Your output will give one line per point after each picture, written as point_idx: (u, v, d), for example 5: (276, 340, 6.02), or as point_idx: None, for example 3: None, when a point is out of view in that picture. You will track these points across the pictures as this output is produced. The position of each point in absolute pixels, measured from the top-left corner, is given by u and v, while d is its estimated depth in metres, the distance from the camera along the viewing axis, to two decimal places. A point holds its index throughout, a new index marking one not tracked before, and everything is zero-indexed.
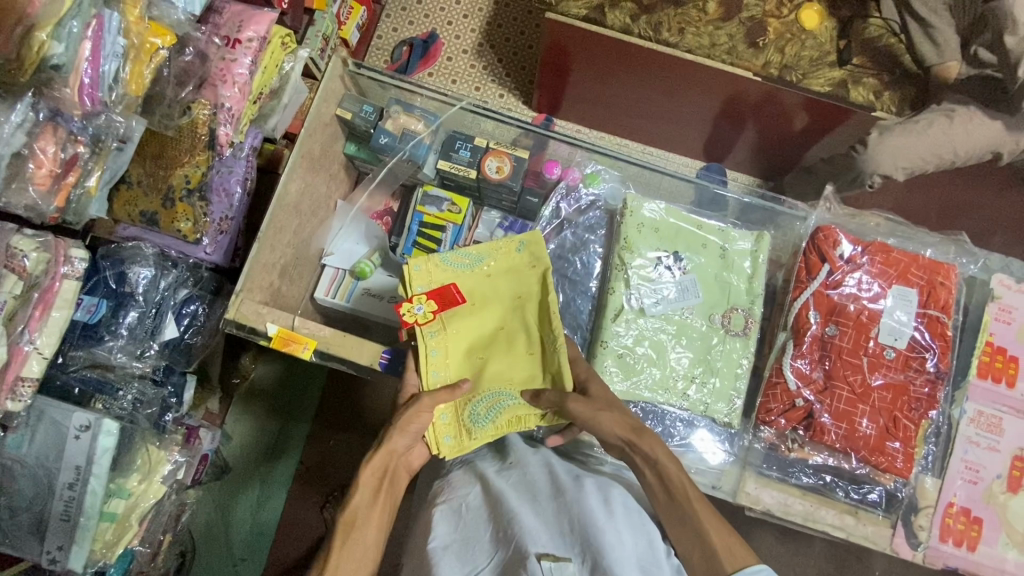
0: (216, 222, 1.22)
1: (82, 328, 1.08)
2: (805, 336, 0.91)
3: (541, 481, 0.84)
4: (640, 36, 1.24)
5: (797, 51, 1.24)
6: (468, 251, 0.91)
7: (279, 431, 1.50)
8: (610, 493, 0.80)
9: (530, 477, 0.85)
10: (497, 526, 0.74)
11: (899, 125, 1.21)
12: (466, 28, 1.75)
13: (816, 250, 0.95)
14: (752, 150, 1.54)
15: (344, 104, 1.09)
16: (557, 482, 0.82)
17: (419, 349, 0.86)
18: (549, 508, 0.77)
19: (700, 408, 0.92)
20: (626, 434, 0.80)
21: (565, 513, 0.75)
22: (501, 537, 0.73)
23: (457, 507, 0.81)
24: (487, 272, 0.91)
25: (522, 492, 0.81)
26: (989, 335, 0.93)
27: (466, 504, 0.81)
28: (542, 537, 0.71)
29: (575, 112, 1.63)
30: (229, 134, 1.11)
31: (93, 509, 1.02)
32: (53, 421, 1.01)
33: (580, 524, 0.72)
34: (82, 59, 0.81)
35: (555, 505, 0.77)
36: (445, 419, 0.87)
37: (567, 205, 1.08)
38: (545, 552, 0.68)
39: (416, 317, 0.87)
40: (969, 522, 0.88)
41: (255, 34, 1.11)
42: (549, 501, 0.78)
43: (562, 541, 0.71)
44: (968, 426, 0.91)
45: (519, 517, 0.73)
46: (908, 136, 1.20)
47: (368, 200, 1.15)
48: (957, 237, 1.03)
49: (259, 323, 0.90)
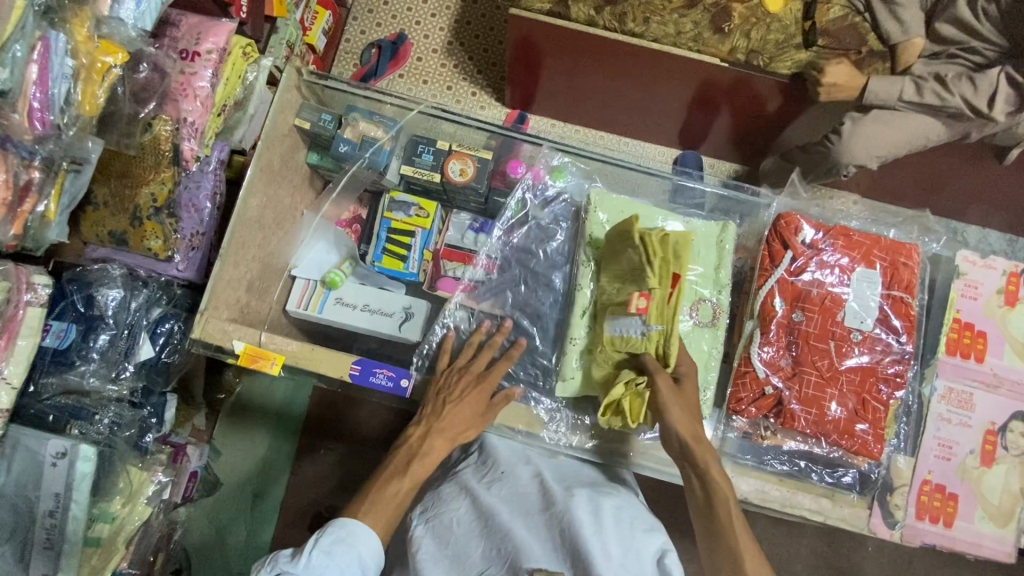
0: (187, 239, 1.18)
1: (52, 355, 1.07)
2: (771, 323, 0.91)
3: (532, 492, 0.85)
4: (605, 27, 1.24)
5: (764, 34, 1.21)
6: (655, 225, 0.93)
7: (266, 447, 1.49)
8: (600, 503, 0.82)
9: (521, 487, 0.86)
10: (489, 542, 0.80)
11: (875, 113, 1.24)
12: (435, 27, 1.73)
13: (778, 237, 0.95)
14: (728, 136, 1.53)
15: (302, 113, 1.08)
16: (548, 493, 0.84)
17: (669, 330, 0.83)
18: (541, 522, 0.81)
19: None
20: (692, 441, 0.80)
21: (557, 527, 0.79)
22: (494, 554, 0.78)
23: (443, 521, 0.84)
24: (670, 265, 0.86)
25: (515, 503, 0.84)
26: (957, 312, 0.94)
27: (455, 518, 0.84)
28: (535, 552, 0.77)
29: (548, 106, 1.62)
30: (193, 149, 1.10)
31: (76, 536, 1.02)
32: (29, 450, 1.00)
33: (573, 541, 0.76)
34: (30, 83, 0.80)
35: (547, 520, 0.80)
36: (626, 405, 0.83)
37: (534, 196, 1.08)
38: (540, 569, 0.75)
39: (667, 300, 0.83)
40: (944, 498, 0.89)
41: (214, 46, 1.09)
42: (538, 515, 0.82)
43: (553, 560, 0.77)
44: (939, 403, 0.92)
45: (512, 534, 0.79)
46: (882, 124, 1.23)
47: (334, 207, 1.14)
48: (921, 216, 1.04)
49: (225, 341, 0.90)
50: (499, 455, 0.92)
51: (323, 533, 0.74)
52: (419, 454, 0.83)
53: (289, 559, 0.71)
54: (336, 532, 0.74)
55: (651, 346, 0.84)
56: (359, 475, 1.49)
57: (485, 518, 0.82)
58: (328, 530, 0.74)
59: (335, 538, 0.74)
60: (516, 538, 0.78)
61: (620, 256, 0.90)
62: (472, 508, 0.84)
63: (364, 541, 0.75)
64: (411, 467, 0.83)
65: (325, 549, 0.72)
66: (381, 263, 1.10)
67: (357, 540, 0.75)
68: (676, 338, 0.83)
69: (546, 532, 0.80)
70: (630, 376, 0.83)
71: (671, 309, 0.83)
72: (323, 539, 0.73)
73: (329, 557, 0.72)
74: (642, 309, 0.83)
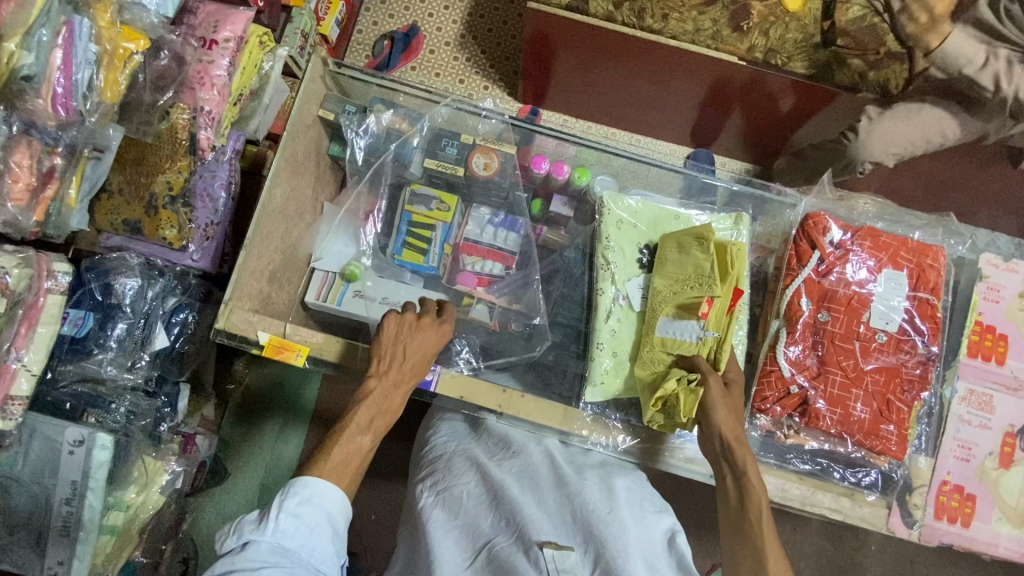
0: (202, 228, 1.19)
1: (70, 342, 1.06)
2: (798, 323, 0.92)
3: (543, 470, 0.86)
4: (624, 23, 1.22)
5: (782, 33, 1.18)
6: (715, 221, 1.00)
7: (274, 439, 1.47)
8: (611, 483, 0.84)
9: (532, 465, 0.87)
10: (497, 513, 0.80)
11: (902, 105, 1.22)
12: (448, 19, 1.72)
13: (806, 237, 0.95)
14: (740, 135, 1.53)
15: (326, 104, 1.11)
16: (559, 472, 0.85)
17: (725, 337, 0.87)
18: (551, 498, 0.82)
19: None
20: (730, 439, 0.78)
21: (567, 505, 0.80)
22: (501, 523, 0.79)
23: (453, 494, 0.85)
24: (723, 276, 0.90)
25: (524, 480, 0.85)
26: (979, 314, 0.95)
27: (465, 492, 0.85)
28: (544, 526, 0.77)
29: (561, 101, 1.61)
30: (210, 138, 1.08)
31: (92, 523, 1.02)
32: (47, 438, 1.00)
33: (584, 518, 0.77)
34: (54, 68, 0.78)
35: (559, 496, 0.82)
36: (669, 402, 0.84)
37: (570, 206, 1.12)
38: (548, 542, 0.74)
39: (720, 307, 0.88)
40: (963, 499, 0.90)
41: (232, 34, 1.07)
42: (550, 491, 0.83)
43: (565, 533, 0.77)
44: (960, 405, 0.93)
45: (523, 509, 0.79)
46: (900, 121, 1.23)
47: (356, 201, 1.12)
48: (944, 219, 1.04)
49: (250, 332, 0.90)
50: (513, 436, 0.92)
51: (287, 496, 0.69)
52: (384, 407, 0.80)
53: (256, 525, 0.67)
54: (301, 494, 0.69)
55: (704, 350, 0.87)
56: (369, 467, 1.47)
57: (498, 494, 0.82)
58: (292, 492, 0.69)
59: (301, 499, 0.69)
60: (527, 513, 0.78)
61: (677, 261, 0.93)
62: (482, 484, 0.85)
63: (330, 497, 0.71)
64: (377, 421, 0.79)
65: (292, 511, 0.68)
66: (401, 256, 1.07)
67: (325, 499, 0.71)
68: (728, 346, 0.87)
69: (557, 507, 0.81)
70: (683, 372, 0.84)
71: (728, 321, 0.88)
72: (288, 501, 0.69)
73: (298, 520, 0.68)
74: (704, 316, 0.87)
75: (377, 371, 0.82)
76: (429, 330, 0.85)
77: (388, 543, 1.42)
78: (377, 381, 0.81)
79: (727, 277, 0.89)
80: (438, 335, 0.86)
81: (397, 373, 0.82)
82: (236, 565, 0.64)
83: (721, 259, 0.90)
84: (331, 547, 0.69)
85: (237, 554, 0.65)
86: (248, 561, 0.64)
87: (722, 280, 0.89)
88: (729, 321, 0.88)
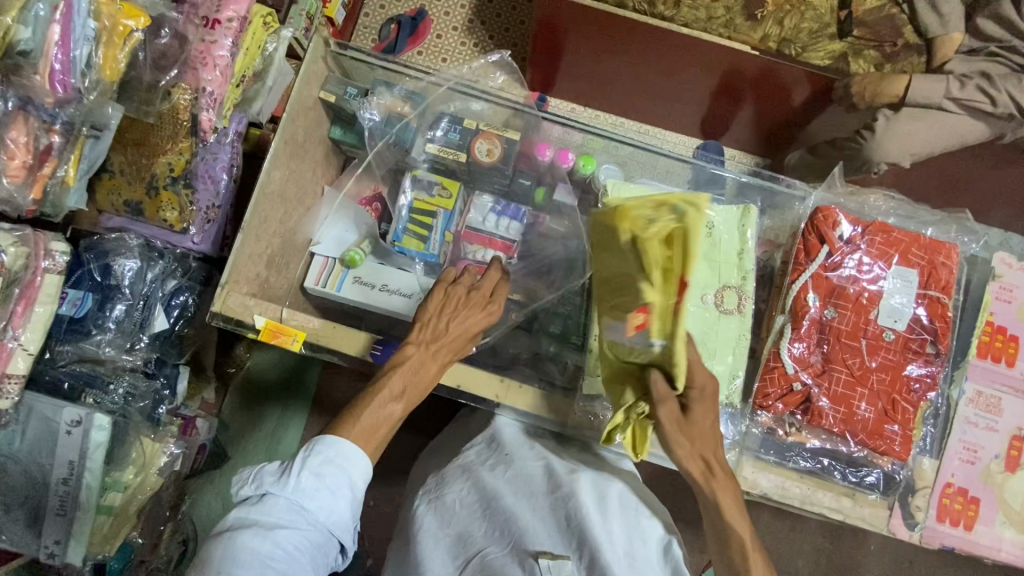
0: (203, 211, 1.17)
1: (69, 323, 1.06)
2: (804, 319, 0.90)
3: (537, 474, 0.84)
4: (635, 10, 1.20)
5: (797, 22, 1.19)
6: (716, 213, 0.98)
7: (275, 424, 1.46)
8: (607, 489, 0.82)
9: (526, 469, 0.85)
10: (491, 523, 0.80)
11: (908, 109, 1.19)
12: (456, 4, 1.69)
13: (814, 231, 0.94)
14: (751, 127, 1.49)
15: (328, 85, 1.09)
16: (554, 474, 0.83)
17: (676, 350, 0.65)
18: (546, 504, 0.80)
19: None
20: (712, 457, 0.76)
21: (562, 510, 0.78)
22: (496, 534, 0.79)
23: (446, 502, 0.84)
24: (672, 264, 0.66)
25: (518, 486, 0.83)
26: (990, 315, 0.93)
27: (458, 500, 0.83)
28: (539, 535, 0.76)
29: (569, 89, 1.59)
30: (212, 120, 1.05)
31: (88, 503, 1.02)
32: (44, 417, 1.00)
33: (580, 526, 0.75)
34: (51, 44, 0.77)
35: (552, 501, 0.80)
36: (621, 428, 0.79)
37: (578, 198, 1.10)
38: (543, 553, 0.74)
39: (639, 313, 0.68)
40: (966, 502, 0.89)
41: (235, 14, 1.02)
42: (543, 496, 0.81)
43: (558, 541, 0.76)
44: (967, 406, 0.91)
45: (517, 518, 0.78)
46: (916, 120, 1.19)
47: (356, 184, 1.10)
48: (959, 216, 1.02)
49: (246, 316, 0.89)
50: (504, 439, 0.91)
51: (311, 454, 0.68)
52: (417, 377, 0.79)
53: (277, 479, 0.66)
54: (325, 453, 0.68)
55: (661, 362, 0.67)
56: None
57: (490, 499, 0.81)
58: (316, 450, 0.68)
59: (324, 459, 0.68)
60: (521, 523, 0.77)
61: (623, 253, 0.76)
62: (475, 489, 0.84)
63: (353, 459, 0.69)
64: (409, 391, 0.78)
65: (314, 472, 0.66)
66: (402, 242, 1.05)
67: (349, 464, 0.69)
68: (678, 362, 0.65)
69: (550, 513, 0.79)
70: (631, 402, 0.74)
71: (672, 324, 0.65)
72: (311, 460, 0.67)
73: (318, 479, 0.66)
74: (642, 328, 0.68)
75: (418, 339, 0.81)
76: (477, 306, 0.86)
77: (385, 530, 1.42)
78: (416, 350, 0.80)
79: (674, 267, 0.65)
80: (485, 314, 0.86)
81: (437, 345, 0.82)
82: (251, 519, 0.64)
83: (674, 241, 0.66)
84: (348, 511, 0.68)
85: (256, 505, 0.65)
86: (265, 517, 0.64)
87: (665, 273, 0.66)
88: (672, 329, 0.64)
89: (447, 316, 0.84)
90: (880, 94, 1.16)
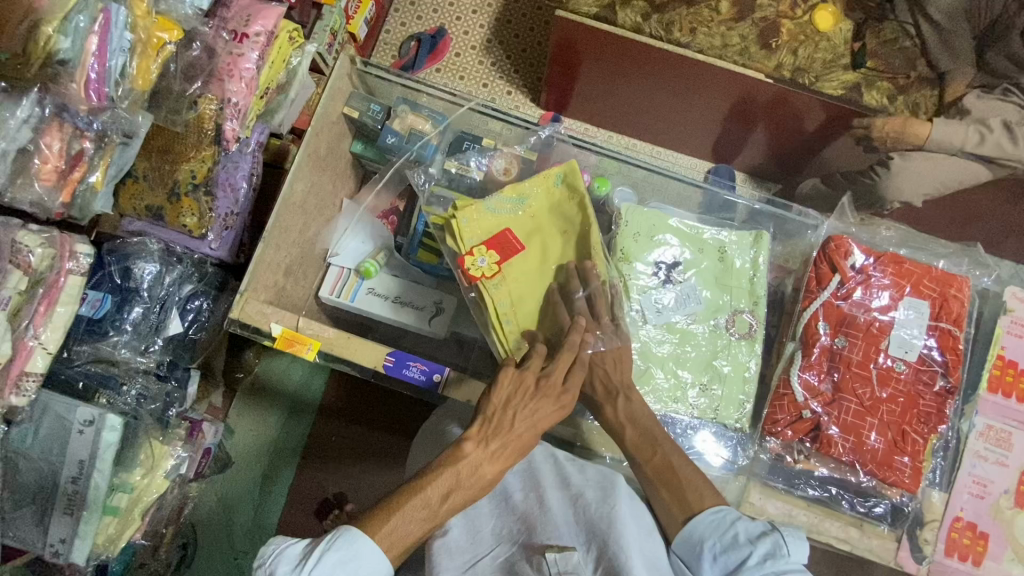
0: (221, 218, 1.19)
1: (87, 323, 1.08)
2: (814, 346, 0.90)
3: (546, 469, 0.84)
4: (651, 36, 1.22)
5: (811, 52, 1.21)
6: (728, 236, 0.99)
7: (278, 430, 1.47)
8: (613, 481, 0.81)
9: (535, 464, 0.85)
10: (501, 520, 0.78)
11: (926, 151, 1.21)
12: (475, 23, 1.73)
13: (826, 260, 0.95)
14: (764, 154, 1.51)
15: (351, 102, 1.13)
16: (562, 473, 0.83)
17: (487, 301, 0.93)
18: (554, 495, 0.79)
19: (668, 400, 0.93)
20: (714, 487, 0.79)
21: (570, 503, 0.78)
22: (506, 532, 0.77)
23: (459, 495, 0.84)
24: (530, 213, 0.98)
25: (527, 481, 0.83)
26: (1001, 348, 0.93)
27: None
28: (549, 526, 0.74)
29: (583, 110, 1.61)
30: (235, 130, 1.07)
31: (95, 503, 1.03)
32: (58, 416, 1.02)
33: (587, 519, 0.75)
34: (90, 54, 0.80)
35: (560, 495, 0.79)
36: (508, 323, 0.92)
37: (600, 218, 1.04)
38: (553, 544, 0.72)
39: (481, 268, 0.94)
40: (975, 537, 0.88)
41: (263, 29, 1.05)
42: (553, 489, 0.80)
43: (570, 532, 0.74)
44: (977, 440, 0.91)
45: (528, 511, 0.78)
46: (932, 163, 1.21)
47: (375, 200, 1.17)
48: (971, 248, 1.03)
49: (264, 324, 0.91)
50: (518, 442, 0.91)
51: (329, 549, 0.64)
52: (464, 485, 0.72)
53: (290, 570, 0.63)
54: (343, 551, 0.64)
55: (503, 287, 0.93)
56: (372, 465, 1.45)
57: (500, 499, 0.81)
58: (335, 546, 0.64)
59: (340, 560, 0.64)
60: (531, 518, 0.76)
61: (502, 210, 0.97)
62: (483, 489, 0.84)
63: (370, 564, 0.65)
64: (453, 497, 0.71)
65: (327, 573, 0.63)
66: (416, 257, 1.07)
67: (362, 567, 0.65)
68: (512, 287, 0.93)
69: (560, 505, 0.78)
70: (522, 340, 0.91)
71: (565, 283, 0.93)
72: (328, 557, 0.63)
73: None
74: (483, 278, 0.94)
75: (475, 436, 0.75)
76: (548, 399, 0.79)
77: None
78: (474, 448, 0.74)
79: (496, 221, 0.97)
80: (556, 409, 0.78)
81: (499, 444, 0.75)
82: None
83: (545, 195, 0.99)
84: None
85: None
86: None
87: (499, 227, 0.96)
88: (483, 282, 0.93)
89: (517, 426, 0.76)
90: (903, 136, 1.17)
